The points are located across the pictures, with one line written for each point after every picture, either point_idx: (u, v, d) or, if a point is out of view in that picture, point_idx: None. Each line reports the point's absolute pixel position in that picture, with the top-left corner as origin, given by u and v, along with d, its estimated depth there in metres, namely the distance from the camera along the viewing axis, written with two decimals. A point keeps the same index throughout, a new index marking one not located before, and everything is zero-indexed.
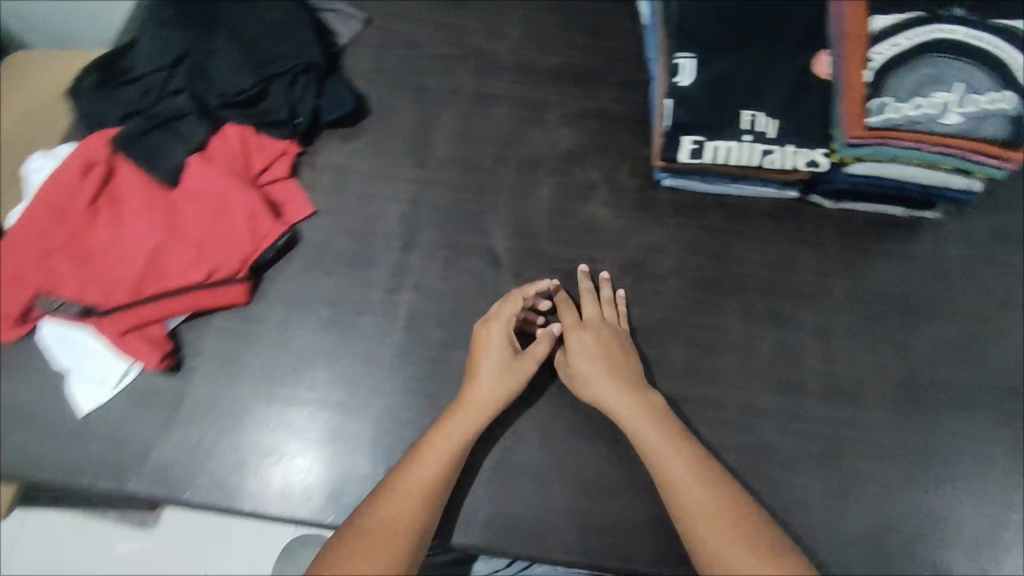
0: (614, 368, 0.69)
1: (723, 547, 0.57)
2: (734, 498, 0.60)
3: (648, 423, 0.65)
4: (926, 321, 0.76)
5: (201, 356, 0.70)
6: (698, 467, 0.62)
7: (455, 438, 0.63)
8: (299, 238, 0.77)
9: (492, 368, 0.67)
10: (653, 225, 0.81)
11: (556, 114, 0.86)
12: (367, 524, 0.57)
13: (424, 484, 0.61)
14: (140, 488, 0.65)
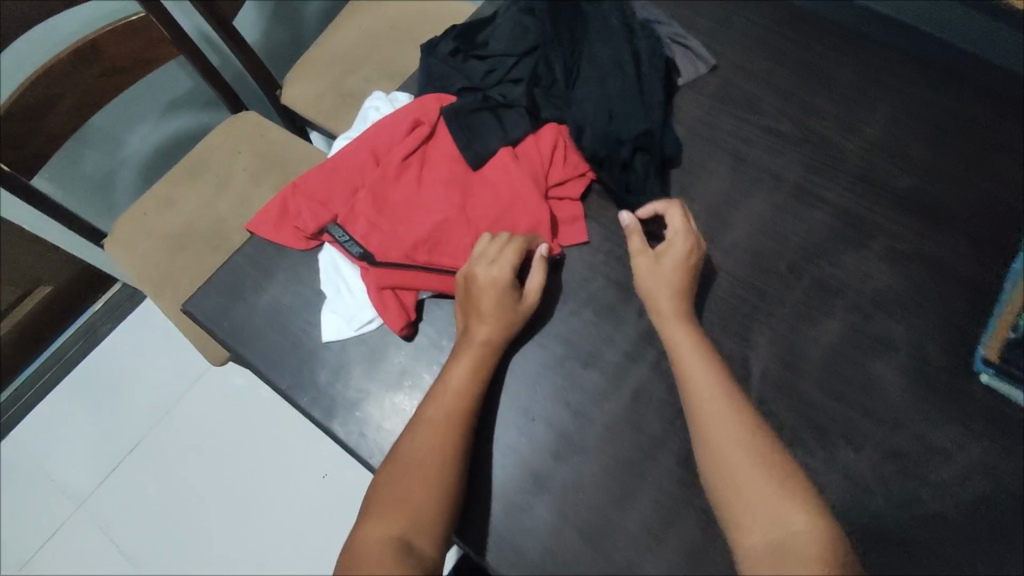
0: (716, 368, 0.63)
1: (744, 529, 0.56)
2: (772, 489, 0.57)
3: (740, 438, 0.59)
4: None
5: (435, 336, 0.72)
6: (747, 458, 0.58)
7: (463, 372, 0.65)
8: (563, 262, 0.75)
9: (495, 321, 0.67)
10: (952, 421, 0.66)
11: (882, 244, 0.74)
12: (417, 437, 0.62)
13: (444, 399, 0.64)
14: (341, 432, 0.68)
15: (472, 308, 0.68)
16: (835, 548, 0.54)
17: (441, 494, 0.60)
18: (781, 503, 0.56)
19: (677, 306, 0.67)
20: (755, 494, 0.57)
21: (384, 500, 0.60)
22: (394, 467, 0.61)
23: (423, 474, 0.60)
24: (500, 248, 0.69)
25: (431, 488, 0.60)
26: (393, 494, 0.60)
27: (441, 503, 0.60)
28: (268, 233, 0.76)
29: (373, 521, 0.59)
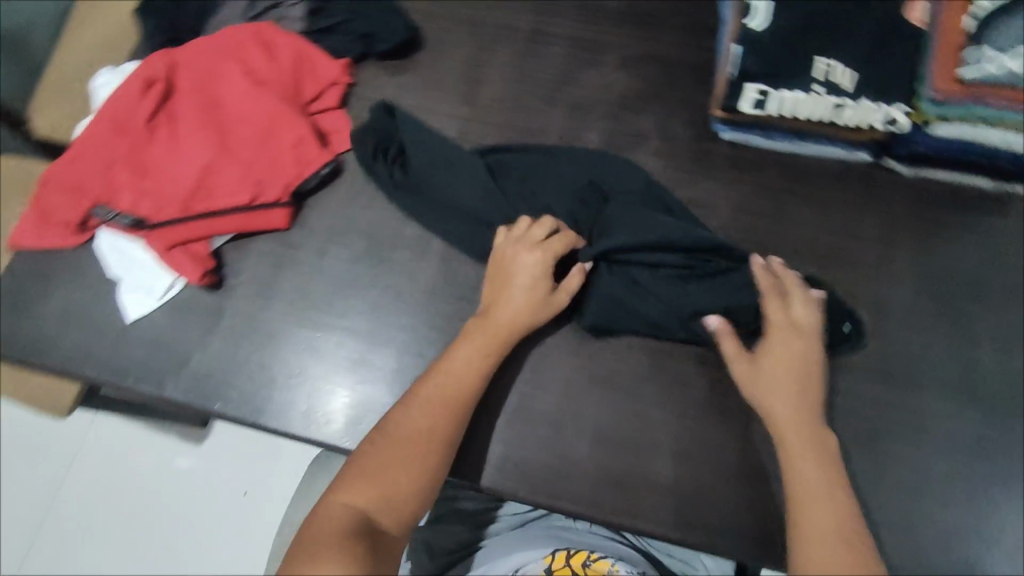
0: (805, 393, 0.61)
1: (810, 510, 0.55)
2: (834, 504, 0.55)
3: (810, 461, 0.58)
4: (998, 306, 0.70)
5: (241, 276, 0.73)
6: (819, 485, 0.57)
7: (480, 345, 0.62)
8: (343, 167, 0.77)
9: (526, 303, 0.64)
10: (708, 179, 0.75)
11: (614, 55, 0.81)
12: (418, 405, 0.59)
13: (463, 374, 0.61)
14: (178, 394, 0.68)
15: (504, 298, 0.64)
16: (860, 537, 0.54)
17: (421, 465, 0.56)
18: (810, 385, 0.62)
19: (761, 361, 0.62)
20: (789, 376, 0.61)
21: (366, 461, 0.56)
22: (384, 433, 0.57)
23: (413, 449, 0.56)
24: (547, 232, 0.66)
25: (424, 467, 0.56)
26: (383, 466, 0.55)
27: (418, 475, 0.56)
28: (35, 240, 0.72)
29: (351, 484, 0.54)
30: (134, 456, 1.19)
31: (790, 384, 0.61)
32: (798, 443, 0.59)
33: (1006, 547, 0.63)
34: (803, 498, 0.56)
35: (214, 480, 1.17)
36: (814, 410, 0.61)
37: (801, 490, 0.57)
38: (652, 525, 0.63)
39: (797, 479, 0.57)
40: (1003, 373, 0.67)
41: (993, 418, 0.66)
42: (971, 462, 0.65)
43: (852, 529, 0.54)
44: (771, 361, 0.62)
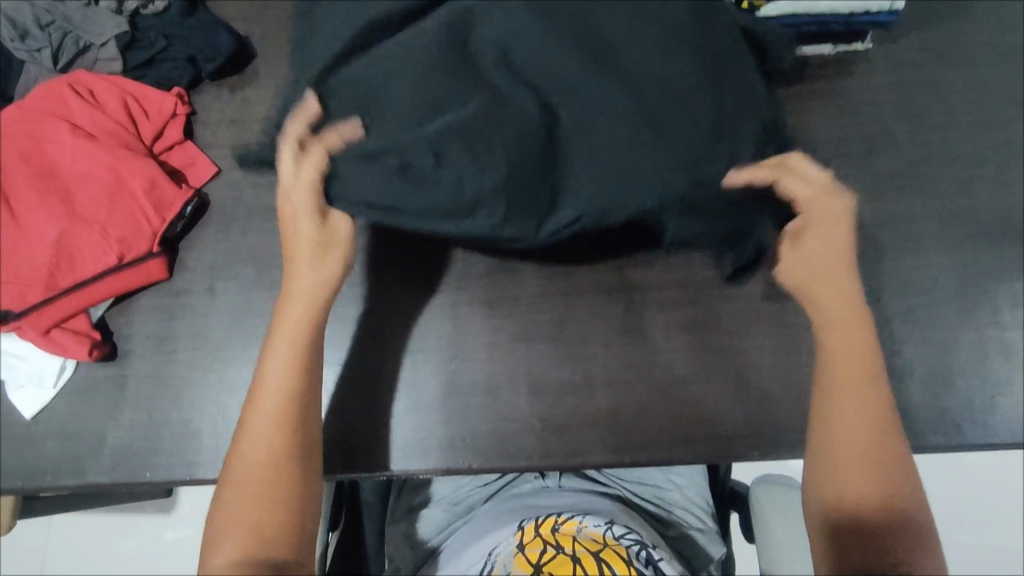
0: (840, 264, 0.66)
1: (839, 402, 0.61)
2: (869, 389, 0.61)
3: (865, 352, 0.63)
4: (865, 159, 0.73)
5: (134, 340, 0.69)
6: (857, 369, 0.62)
7: (289, 341, 0.62)
8: (208, 201, 0.74)
9: (312, 282, 0.65)
10: None
11: None
12: (258, 439, 0.59)
13: (277, 397, 0.61)
14: (102, 477, 0.65)
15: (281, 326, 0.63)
16: (893, 448, 0.59)
17: (288, 474, 0.59)
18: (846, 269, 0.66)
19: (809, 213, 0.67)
20: (835, 249, 0.67)
21: (232, 491, 0.58)
22: (234, 474, 0.59)
23: (272, 483, 0.58)
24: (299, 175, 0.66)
25: (292, 469, 0.59)
26: (231, 514, 0.57)
27: (281, 487, 0.58)
28: None
29: (220, 520, 0.57)
30: (106, 543, 1.14)
31: (835, 259, 0.66)
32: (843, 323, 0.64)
33: (922, 375, 0.66)
34: (841, 353, 0.63)
35: (198, 546, 1.13)
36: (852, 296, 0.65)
37: (840, 398, 0.61)
38: (602, 455, 0.65)
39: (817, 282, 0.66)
40: (883, 218, 0.71)
41: (885, 262, 0.70)
42: (876, 310, 0.68)
43: (885, 439, 0.60)
44: (811, 230, 0.67)
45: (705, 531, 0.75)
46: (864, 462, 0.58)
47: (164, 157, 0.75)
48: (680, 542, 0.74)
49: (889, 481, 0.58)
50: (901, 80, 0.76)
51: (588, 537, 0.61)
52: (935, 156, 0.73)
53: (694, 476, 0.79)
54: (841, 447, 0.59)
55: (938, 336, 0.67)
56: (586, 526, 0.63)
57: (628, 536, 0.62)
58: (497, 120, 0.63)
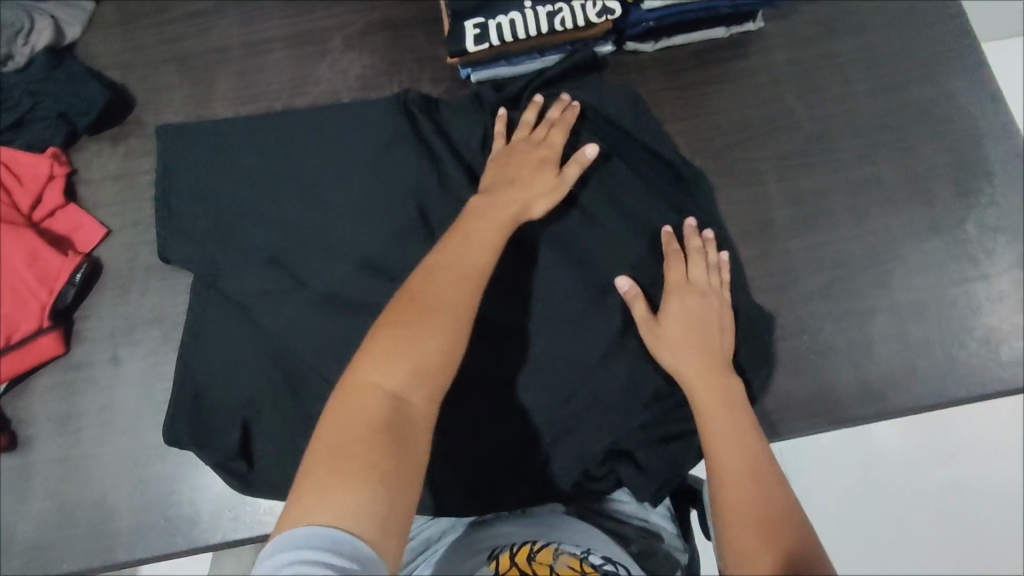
0: (706, 340, 0.60)
1: (729, 462, 0.52)
2: (754, 440, 0.54)
3: (742, 410, 0.56)
4: (769, 140, 0.73)
5: (33, 424, 0.65)
6: (745, 430, 0.54)
7: (455, 286, 0.54)
8: (101, 265, 0.70)
9: (527, 179, 0.63)
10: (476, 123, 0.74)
11: (339, 39, 0.77)
12: (392, 346, 0.49)
13: (417, 304, 0.52)
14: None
15: (455, 249, 0.56)
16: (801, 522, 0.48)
17: (395, 412, 0.46)
18: (716, 339, 0.60)
19: (688, 321, 0.61)
20: (683, 324, 0.61)
21: (341, 402, 0.47)
22: (380, 363, 0.49)
23: (408, 388, 0.48)
24: (550, 130, 0.66)
25: (418, 420, 0.47)
26: (341, 419, 0.46)
27: (411, 431, 0.46)
28: None
29: (337, 417, 0.46)
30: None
31: (691, 329, 0.60)
32: (703, 396, 0.57)
33: (846, 349, 0.67)
34: (726, 403, 0.56)
35: None
36: (722, 352, 0.60)
37: (726, 455, 0.53)
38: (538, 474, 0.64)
39: (709, 364, 0.58)
40: (792, 197, 0.71)
41: (798, 241, 0.70)
42: (795, 291, 0.68)
43: (784, 501, 0.50)
44: (668, 316, 0.61)
45: None
46: (770, 541, 0.47)
47: (46, 224, 0.70)
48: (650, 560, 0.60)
49: (750, 497, 0.50)
50: (793, 57, 0.76)
51: (564, 565, 0.52)
52: (837, 129, 0.73)
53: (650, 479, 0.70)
54: (736, 524, 0.49)
55: (857, 308, 0.68)
56: (562, 552, 0.54)
57: (609, 570, 0.51)
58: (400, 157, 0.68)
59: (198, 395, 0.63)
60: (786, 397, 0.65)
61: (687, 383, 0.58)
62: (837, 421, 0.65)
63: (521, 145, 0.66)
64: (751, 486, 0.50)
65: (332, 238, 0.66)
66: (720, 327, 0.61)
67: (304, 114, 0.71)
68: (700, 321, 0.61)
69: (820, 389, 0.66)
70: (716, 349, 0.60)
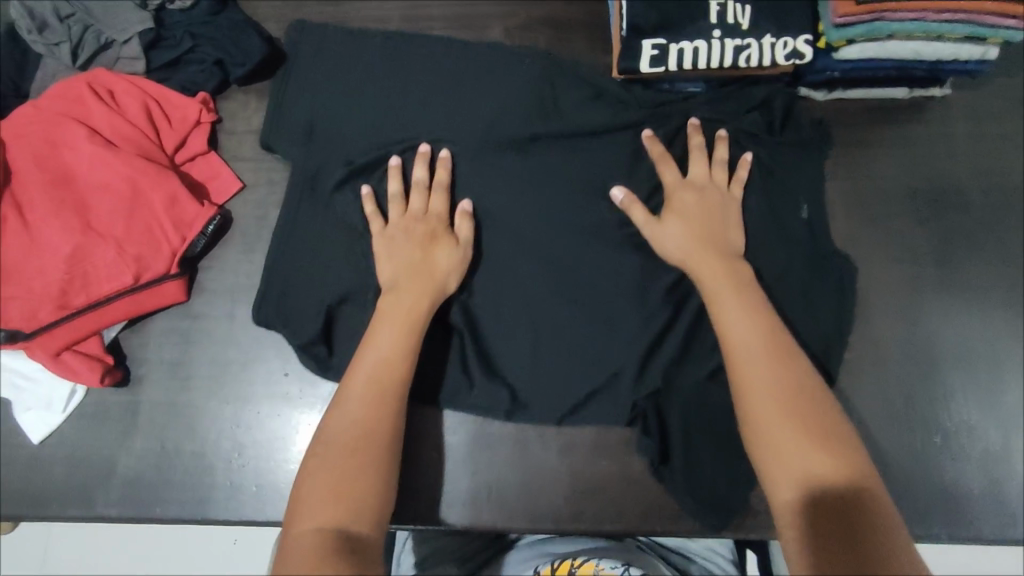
0: (709, 229, 0.61)
1: (746, 347, 0.54)
2: (761, 319, 0.56)
3: (745, 293, 0.58)
4: (934, 217, 0.68)
5: (147, 364, 0.66)
6: (753, 314, 0.56)
7: (379, 362, 0.55)
8: (231, 218, 0.70)
9: (435, 273, 0.60)
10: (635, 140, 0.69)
11: (498, 29, 0.75)
12: (338, 437, 0.52)
13: (364, 384, 0.54)
14: (111, 509, 0.62)
15: (371, 346, 0.56)
16: (822, 397, 0.52)
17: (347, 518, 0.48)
18: (720, 223, 0.62)
19: (700, 207, 0.62)
20: (689, 216, 0.62)
21: (305, 502, 0.48)
22: (323, 455, 0.51)
23: (354, 472, 0.50)
24: (423, 196, 0.64)
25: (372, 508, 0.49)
26: (308, 494, 0.49)
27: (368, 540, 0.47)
28: None
29: (305, 493, 0.49)
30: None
31: (694, 225, 0.61)
32: (721, 287, 0.58)
33: (979, 458, 0.62)
34: (730, 292, 0.57)
35: None
36: (724, 239, 0.61)
37: (742, 350, 0.54)
38: (634, 521, 0.61)
39: (716, 258, 0.60)
40: (950, 284, 0.67)
41: (948, 331, 0.65)
42: (935, 384, 0.64)
43: (803, 378, 0.53)
44: (670, 211, 0.62)
45: None
46: (810, 426, 0.50)
47: (185, 168, 0.71)
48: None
49: (803, 438, 0.49)
50: (977, 131, 0.70)
51: None
52: (1011, 218, 0.68)
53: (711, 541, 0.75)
54: (765, 418, 0.51)
55: (999, 416, 0.63)
56: (601, 568, 0.63)
57: None
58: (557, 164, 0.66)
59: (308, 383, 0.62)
60: (909, 496, 0.61)
61: (694, 275, 0.60)
62: (958, 532, 0.61)
63: (405, 219, 0.63)
64: (797, 432, 0.50)
65: None
66: (722, 215, 0.63)
67: (455, 97, 0.68)
68: (710, 212, 0.62)
69: (945, 495, 0.62)
70: (721, 231, 0.62)
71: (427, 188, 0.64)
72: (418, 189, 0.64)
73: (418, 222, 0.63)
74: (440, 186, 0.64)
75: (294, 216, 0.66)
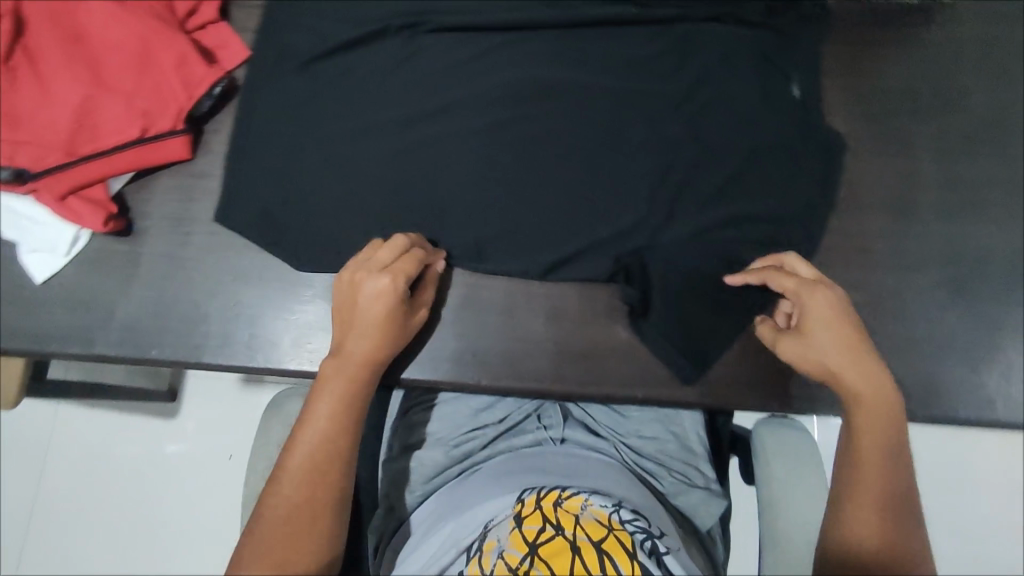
0: (854, 344, 0.56)
1: (862, 473, 0.53)
2: (887, 443, 0.54)
3: (881, 416, 0.54)
4: (936, 116, 0.68)
5: (150, 218, 0.68)
6: (887, 448, 0.54)
7: (329, 422, 0.55)
8: (237, 86, 0.72)
9: (377, 342, 0.57)
10: (639, 29, 0.70)
11: None
12: (290, 494, 0.53)
13: (316, 443, 0.54)
14: (109, 349, 0.64)
15: (320, 403, 0.55)
16: (908, 526, 0.52)
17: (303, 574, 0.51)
18: (860, 333, 0.57)
19: (836, 309, 0.57)
20: (841, 325, 0.56)
21: (252, 561, 0.50)
22: (270, 516, 0.52)
23: (303, 528, 0.52)
24: (391, 255, 0.58)
25: (314, 554, 0.52)
26: (264, 546, 0.51)
27: None
28: None
29: (253, 546, 0.51)
30: (93, 440, 1.11)
31: (849, 337, 0.56)
32: (869, 402, 0.55)
33: (961, 348, 0.63)
34: (874, 401, 0.54)
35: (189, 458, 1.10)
36: (868, 341, 0.57)
37: (869, 449, 0.54)
38: (614, 387, 0.63)
39: (841, 377, 0.55)
40: (946, 180, 0.67)
41: (939, 225, 0.66)
42: (921, 274, 0.65)
43: (902, 517, 0.52)
44: (815, 323, 0.57)
45: (706, 489, 0.73)
46: (878, 533, 0.52)
47: (196, 35, 0.72)
48: (680, 497, 0.72)
49: (911, 541, 0.52)
50: (986, 35, 0.70)
51: (591, 518, 0.57)
52: (1011, 120, 0.68)
53: (693, 440, 0.77)
54: (858, 499, 0.53)
55: (985, 307, 0.64)
56: (591, 503, 0.59)
57: (635, 520, 0.59)
58: (563, 50, 0.70)
59: (312, 231, 0.66)
60: (888, 378, 0.62)
61: (817, 370, 0.57)
62: (934, 414, 0.62)
63: (371, 304, 0.57)
64: (901, 531, 0.52)
65: (464, 113, 0.68)
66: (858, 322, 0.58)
67: None
68: (847, 322, 0.56)
69: (924, 379, 0.62)
70: (853, 327, 0.56)
71: (396, 270, 0.57)
72: (398, 250, 0.59)
73: (372, 303, 0.57)
74: (416, 254, 0.59)
75: (305, 81, 0.69)
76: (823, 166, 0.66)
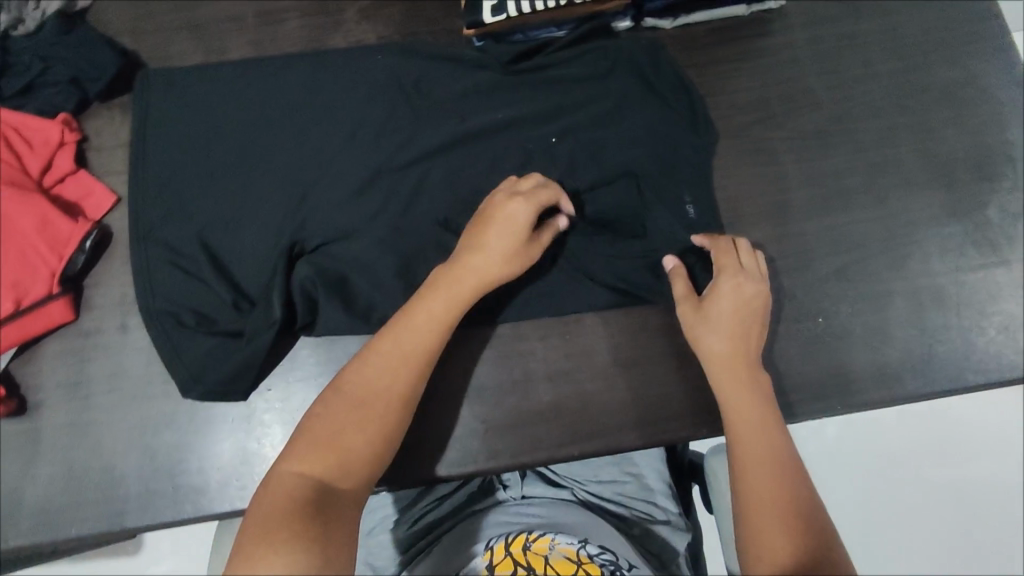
0: (740, 331, 0.60)
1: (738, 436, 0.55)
2: (761, 424, 0.55)
3: (749, 401, 0.57)
4: (788, 119, 0.72)
5: (44, 389, 0.65)
6: (755, 421, 0.56)
7: (432, 318, 0.58)
8: (110, 234, 0.70)
9: (502, 258, 0.60)
10: (498, 93, 0.72)
11: (352, 10, 0.77)
12: (380, 360, 0.55)
13: (406, 333, 0.57)
14: (24, 540, 0.61)
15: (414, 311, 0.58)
16: (811, 519, 0.50)
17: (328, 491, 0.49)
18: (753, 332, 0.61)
19: (737, 309, 0.61)
20: (736, 316, 0.61)
21: (309, 438, 0.52)
22: (337, 397, 0.54)
23: (372, 415, 0.53)
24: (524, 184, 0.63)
25: (364, 451, 0.52)
26: (326, 425, 0.52)
27: (337, 512, 0.48)
28: None
29: (310, 429, 0.52)
30: None
31: (739, 345, 0.60)
32: (731, 390, 0.58)
33: (861, 332, 0.66)
34: (741, 401, 0.57)
35: None
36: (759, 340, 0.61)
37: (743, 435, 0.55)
38: (547, 450, 0.64)
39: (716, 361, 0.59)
40: (812, 178, 0.70)
41: (816, 221, 0.69)
42: (809, 272, 0.68)
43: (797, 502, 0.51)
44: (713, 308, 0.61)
45: (670, 524, 0.73)
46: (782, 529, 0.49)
47: (55, 190, 0.69)
48: (646, 540, 0.71)
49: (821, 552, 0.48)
50: (816, 34, 0.75)
51: (560, 556, 0.57)
52: (856, 108, 0.72)
53: (654, 478, 0.76)
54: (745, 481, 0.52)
55: (874, 289, 0.67)
56: (558, 542, 0.59)
57: (603, 556, 0.58)
58: (429, 128, 0.71)
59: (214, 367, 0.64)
60: (801, 378, 0.65)
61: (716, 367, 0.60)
62: (851, 403, 0.64)
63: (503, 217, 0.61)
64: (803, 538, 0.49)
65: (343, 213, 0.68)
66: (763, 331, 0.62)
67: (322, 87, 0.73)
68: (750, 314, 0.61)
69: (835, 371, 0.65)
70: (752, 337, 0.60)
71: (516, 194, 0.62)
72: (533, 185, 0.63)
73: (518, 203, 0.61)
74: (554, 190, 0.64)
75: (179, 215, 0.68)
76: (696, 191, 0.69)
